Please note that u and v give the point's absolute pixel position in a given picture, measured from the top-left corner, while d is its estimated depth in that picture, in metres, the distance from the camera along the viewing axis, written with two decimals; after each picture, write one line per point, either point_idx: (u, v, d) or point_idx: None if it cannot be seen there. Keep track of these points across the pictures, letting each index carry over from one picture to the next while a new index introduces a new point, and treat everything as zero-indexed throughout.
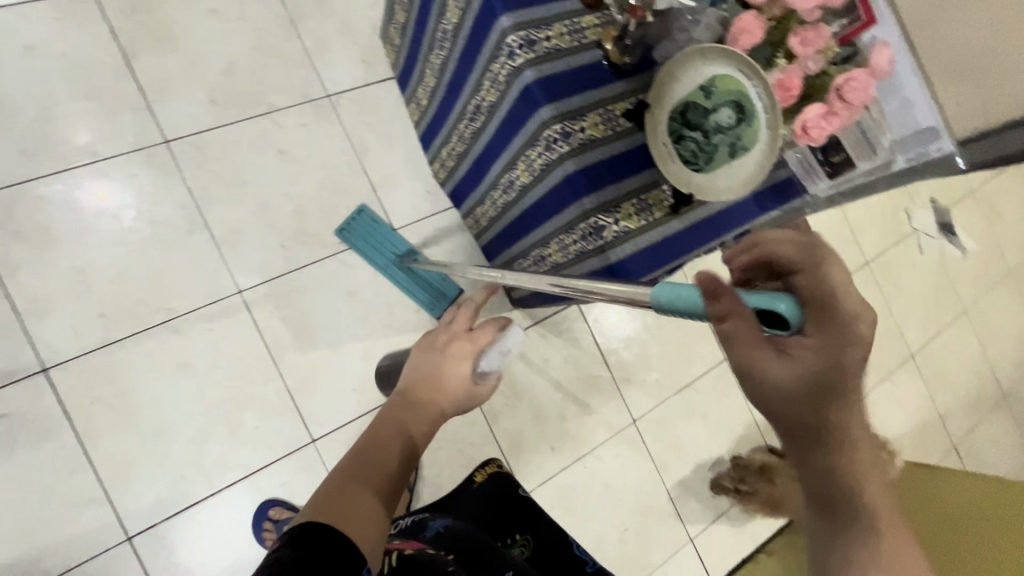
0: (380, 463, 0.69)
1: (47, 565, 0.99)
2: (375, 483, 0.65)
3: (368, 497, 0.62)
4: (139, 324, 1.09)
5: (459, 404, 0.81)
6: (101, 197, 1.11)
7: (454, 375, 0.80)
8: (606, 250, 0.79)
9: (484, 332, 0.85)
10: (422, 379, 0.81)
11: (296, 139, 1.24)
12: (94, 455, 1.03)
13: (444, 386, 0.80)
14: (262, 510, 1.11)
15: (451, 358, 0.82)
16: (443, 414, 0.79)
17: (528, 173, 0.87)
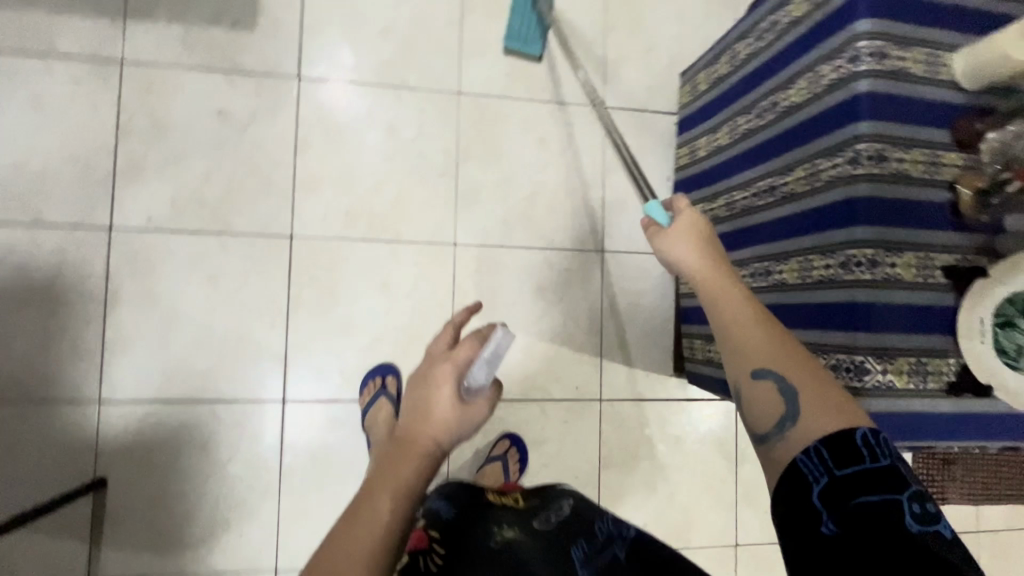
0: (371, 518, 0.59)
1: (220, 388, 1.15)
2: (363, 552, 0.57)
3: (357, 555, 0.56)
4: (370, 232, 1.22)
5: (458, 434, 0.72)
6: (339, 96, 1.22)
7: (444, 402, 0.72)
8: (858, 396, 0.72)
9: (465, 345, 0.76)
10: (413, 416, 0.71)
11: (560, 133, 1.30)
12: (290, 320, 1.18)
13: (443, 414, 0.71)
14: (379, 369, 1.18)
15: (442, 372, 0.73)
16: (441, 447, 0.69)
17: (798, 275, 0.83)
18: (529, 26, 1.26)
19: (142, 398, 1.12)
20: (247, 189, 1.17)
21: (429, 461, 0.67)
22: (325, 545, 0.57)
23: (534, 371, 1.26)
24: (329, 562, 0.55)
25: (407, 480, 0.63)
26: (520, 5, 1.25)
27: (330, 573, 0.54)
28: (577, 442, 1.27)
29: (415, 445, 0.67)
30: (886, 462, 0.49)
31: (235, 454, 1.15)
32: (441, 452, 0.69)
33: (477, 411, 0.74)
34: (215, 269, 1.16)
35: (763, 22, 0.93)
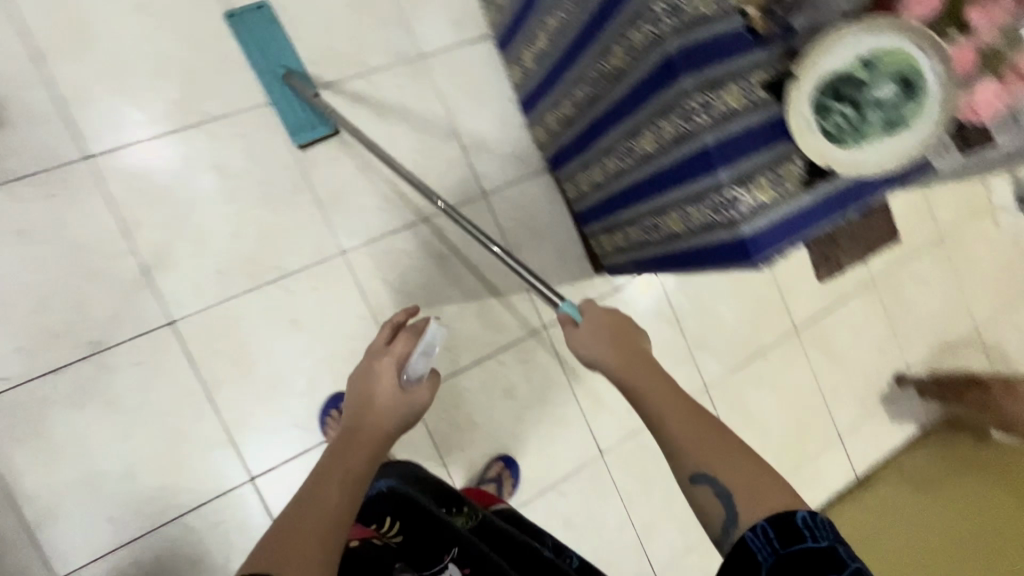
0: (324, 506, 0.64)
1: (181, 500, 1.07)
2: (323, 526, 0.61)
3: (314, 527, 0.61)
4: (252, 280, 1.14)
5: (398, 423, 0.77)
6: (147, 149, 1.09)
7: (387, 388, 0.79)
8: (738, 225, 0.81)
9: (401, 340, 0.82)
10: (359, 401, 0.77)
11: (392, 101, 1.24)
12: (218, 402, 1.10)
13: (384, 400, 0.78)
14: (334, 401, 1.16)
15: (380, 357, 0.81)
16: (388, 439, 0.76)
17: (655, 142, 0.88)
18: (293, 113, 1.16)
19: (102, 552, 1.03)
20: (98, 300, 1.05)
21: (378, 450, 0.74)
22: (279, 526, 0.61)
23: (475, 331, 1.28)
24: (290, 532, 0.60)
25: (353, 466, 0.70)
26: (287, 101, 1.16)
27: (294, 544, 0.58)
28: (542, 373, 1.33)
29: (367, 431, 0.74)
30: (829, 546, 0.53)
31: (230, 551, 1.10)
32: (388, 437, 0.76)
33: (419, 397, 0.79)
34: (109, 392, 1.05)
35: None
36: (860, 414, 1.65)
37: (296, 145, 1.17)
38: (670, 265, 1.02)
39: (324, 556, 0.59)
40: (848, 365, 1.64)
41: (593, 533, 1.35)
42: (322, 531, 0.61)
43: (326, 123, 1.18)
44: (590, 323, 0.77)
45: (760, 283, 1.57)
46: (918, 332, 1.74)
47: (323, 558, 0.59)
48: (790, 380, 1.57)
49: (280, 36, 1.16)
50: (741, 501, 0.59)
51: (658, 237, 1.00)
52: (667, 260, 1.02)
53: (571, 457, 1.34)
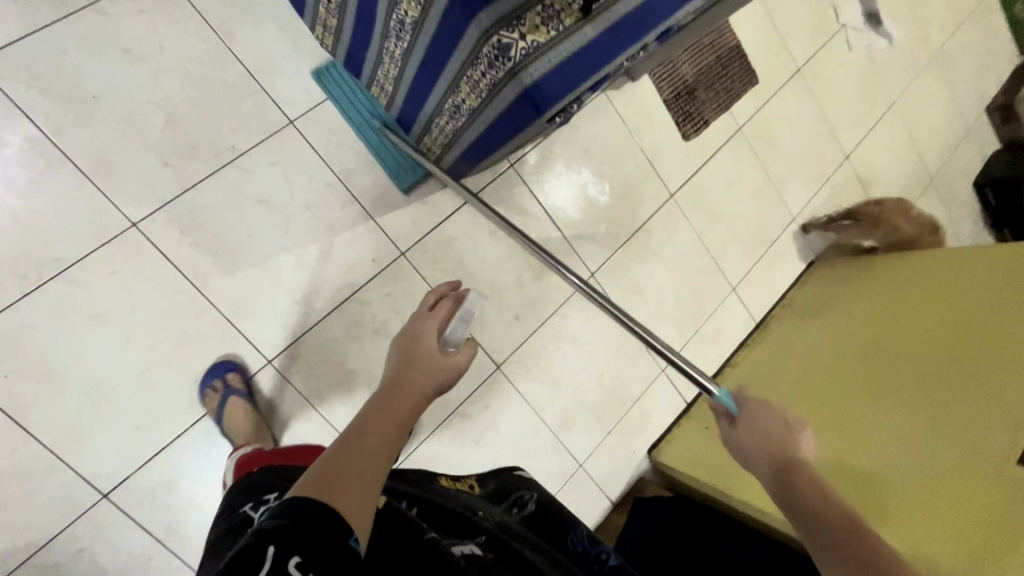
0: (364, 452, 0.59)
1: (25, 540, 0.95)
2: (359, 470, 0.57)
3: (359, 471, 0.57)
4: (27, 282, 0.96)
5: (436, 386, 0.72)
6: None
7: (432, 348, 0.74)
8: (518, 75, 0.70)
9: (444, 303, 0.79)
10: (395, 361, 0.73)
11: (139, 31, 1.02)
12: (33, 427, 0.95)
13: (422, 362, 0.73)
14: (219, 369, 1.06)
15: (425, 320, 0.77)
16: (423, 405, 0.70)
17: (416, 4, 0.75)
18: (393, 159, 1.20)
19: None
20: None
21: (413, 409, 0.68)
22: (325, 462, 0.57)
23: (325, 276, 1.15)
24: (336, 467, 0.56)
25: (396, 420, 0.65)
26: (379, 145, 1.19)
27: (341, 482, 0.54)
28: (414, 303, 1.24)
29: (408, 387, 0.69)
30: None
31: (107, 575, 1.00)
32: (423, 402, 0.70)
33: (460, 363, 0.74)
34: None
35: None
36: (750, 264, 1.67)
37: (399, 187, 1.21)
38: (489, 150, 0.91)
39: (364, 501, 0.54)
40: (730, 219, 1.64)
41: (508, 445, 1.33)
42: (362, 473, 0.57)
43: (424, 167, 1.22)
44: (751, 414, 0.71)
45: (628, 155, 1.50)
46: (792, 171, 1.75)
47: (364, 504, 0.54)
48: (676, 248, 1.56)
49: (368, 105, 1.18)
50: (822, 511, 0.65)
51: (465, 119, 0.89)
52: (483, 144, 0.91)
53: (466, 379, 1.29)
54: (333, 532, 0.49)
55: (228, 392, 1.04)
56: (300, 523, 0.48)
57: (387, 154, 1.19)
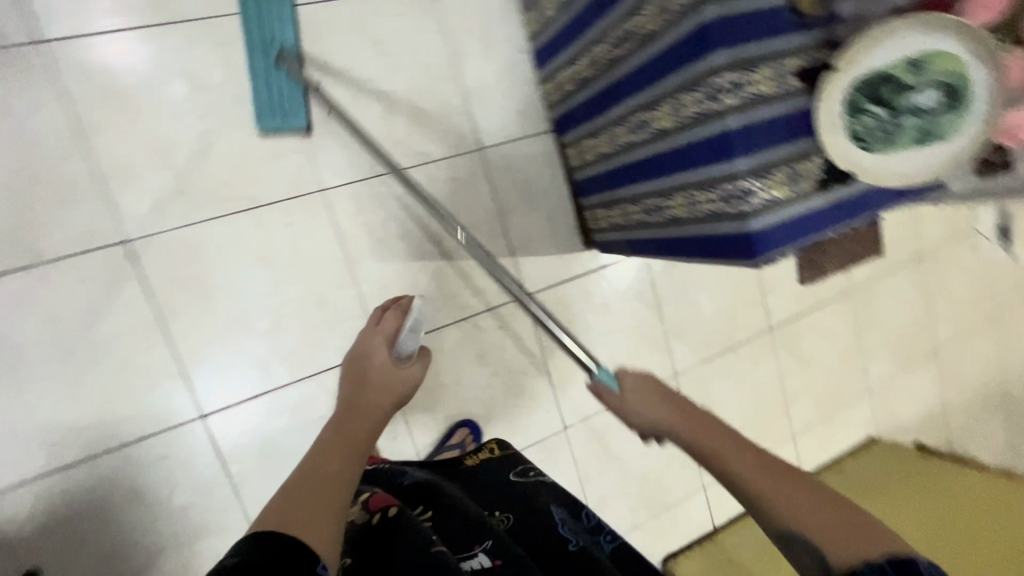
0: (331, 469, 0.69)
1: (123, 429, 1.01)
2: (331, 482, 0.68)
3: (327, 481, 0.68)
4: (220, 207, 1.05)
5: (397, 395, 0.80)
6: (188, 67, 1.02)
7: (382, 366, 0.80)
8: (745, 218, 0.77)
9: (389, 318, 0.83)
10: (356, 379, 0.80)
11: (394, 31, 1.14)
12: (172, 332, 1.03)
13: (378, 378, 0.79)
14: None
15: (373, 350, 0.81)
16: (386, 404, 0.79)
17: (672, 119, 0.83)
18: (279, 98, 1.06)
19: (33, 475, 0.97)
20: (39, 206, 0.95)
21: (376, 420, 0.77)
22: (293, 489, 0.66)
23: (454, 290, 1.23)
24: (303, 495, 0.65)
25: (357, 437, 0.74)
26: (256, 42, 1.04)
27: (304, 508, 0.63)
28: (517, 342, 1.30)
29: (364, 405, 0.77)
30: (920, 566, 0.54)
31: (176, 486, 1.05)
32: (384, 416, 0.78)
33: (411, 372, 0.81)
34: (50, 306, 0.96)
35: None
36: (816, 417, 1.69)
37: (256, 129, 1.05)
38: (668, 251, 0.98)
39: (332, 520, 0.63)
40: (814, 369, 1.67)
41: None
42: (331, 482, 0.68)
43: (300, 118, 1.07)
44: (631, 392, 0.72)
45: (746, 278, 1.55)
46: (884, 345, 1.78)
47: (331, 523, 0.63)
48: (756, 377, 1.59)
49: (291, 16, 1.05)
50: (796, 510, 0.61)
51: (660, 220, 0.95)
52: (666, 245, 0.97)
53: (533, 428, 1.33)
54: (306, 557, 0.58)
55: None
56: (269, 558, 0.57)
57: (265, 90, 1.05)
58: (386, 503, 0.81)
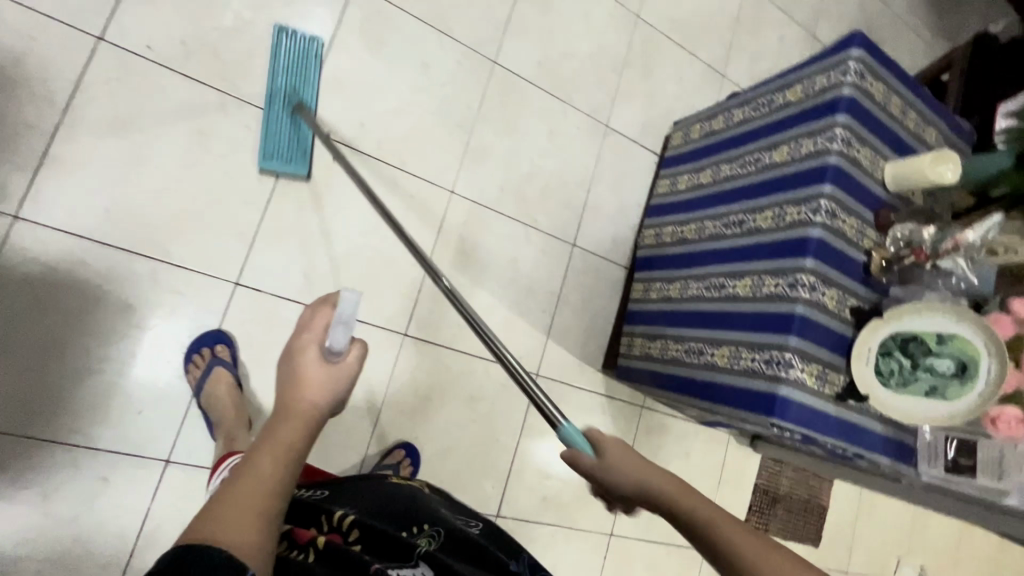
0: (260, 476, 0.56)
1: (170, 248, 1.04)
2: (257, 495, 0.54)
3: (252, 496, 0.54)
4: (375, 150, 1.22)
5: (335, 394, 0.66)
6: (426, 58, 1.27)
7: (315, 365, 0.66)
8: (780, 383, 0.92)
9: (318, 311, 0.68)
10: (285, 385, 0.65)
11: (566, 133, 1.44)
12: (270, 205, 1.11)
13: (313, 379, 0.65)
14: (211, 337, 1.05)
15: (302, 349, 0.67)
16: (323, 409, 0.65)
17: (749, 289, 1.04)
18: (289, 147, 1.11)
19: (70, 230, 0.97)
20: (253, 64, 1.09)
21: (305, 426, 0.63)
22: (215, 502, 0.53)
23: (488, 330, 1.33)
24: (221, 510, 0.52)
25: (290, 445, 0.60)
26: (277, 125, 1.10)
27: (221, 521, 0.51)
28: (506, 406, 1.34)
29: (290, 410, 0.63)
30: None
31: (163, 323, 1.03)
32: (319, 423, 0.65)
33: (350, 366, 0.67)
34: (207, 123, 1.07)
35: (765, 98, 1.18)
36: None
37: (257, 166, 1.09)
38: (690, 392, 1.11)
39: (256, 531, 0.51)
40: None
41: None
42: (256, 505, 0.53)
43: (302, 165, 1.12)
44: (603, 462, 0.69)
45: (706, 488, 1.62)
46: None
47: (255, 540, 0.51)
48: None
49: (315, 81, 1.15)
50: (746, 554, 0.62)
51: (697, 362, 1.10)
52: (690, 385, 1.11)
53: (470, 496, 1.29)
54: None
55: (213, 363, 1.03)
56: None
57: (278, 137, 1.10)
58: (312, 536, 0.71)
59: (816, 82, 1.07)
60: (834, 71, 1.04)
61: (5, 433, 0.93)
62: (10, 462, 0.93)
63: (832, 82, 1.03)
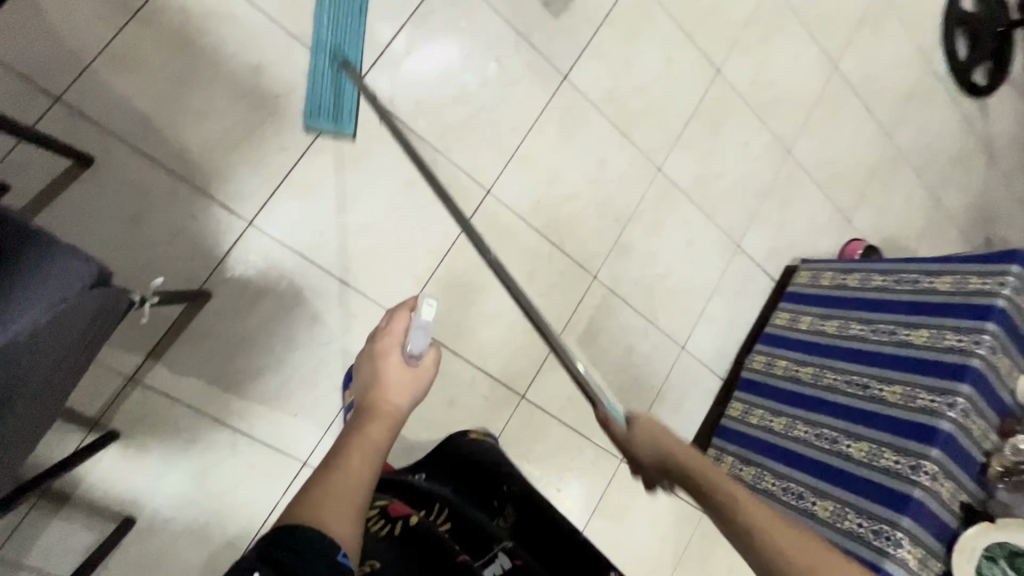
0: (349, 468, 0.56)
1: (359, 276, 1.16)
2: (351, 487, 0.54)
3: (346, 485, 0.54)
4: (542, 227, 1.33)
5: (413, 397, 0.69)
6: (604, 155, 1.39)
7: (397, 369, 0.70)
8: (886, 558, 1.00)
9: (396, 323, 0.74)
10: (368, 387, 0.69)
11: (703, 244, 1.54)
12: (447, 256, 1.24)
13: (394, 380, 0.69)
14: None
15: (384, 355, 0.72)
16: (403, 410, 0.67)
17: (864, 455, 1.11)
18: (332, 103, 1.11)
19: (288, 242, 1.10)
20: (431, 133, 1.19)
21: (384, 424, 0.63)
22: (301, 494, 0.52)
23: (591, 408, 1.41)
24: (317, 494, 0.51)
25: (373, 442, 0.60)
26: (318, 82, 1.10)
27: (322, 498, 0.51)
28: (589, 483, 1.41)
29: (373, 406, 0.65)
30: None
31: (335, 341, 1.14)
32: (400, 418, 0.66)
33: (425, 372, 0.71)
34: (417, 175, 1.20)
35: (909, 275, 1.26)
36: None
37: (302, 124, 1.09)
38: None
39: (352, 525, 0.50)
40: None
41: None
42: (347, 492, 0.53)
43: (347, 126, 1.12)
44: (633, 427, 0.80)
45: None
46: None
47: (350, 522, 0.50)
48: None
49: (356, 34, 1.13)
50: None
51: (795, 504, 1.18)
52: None
53: None
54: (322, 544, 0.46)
55: None
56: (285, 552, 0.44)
57: (318, 90, 1.10)
58: (407, 512, 0.71)
59: (969, 280, 1.15)
60: (992, 278, 1.11)
61: (187, 406, 1.03)
62: (184, 434, 1.03)
63: (986, 287, 1.11)
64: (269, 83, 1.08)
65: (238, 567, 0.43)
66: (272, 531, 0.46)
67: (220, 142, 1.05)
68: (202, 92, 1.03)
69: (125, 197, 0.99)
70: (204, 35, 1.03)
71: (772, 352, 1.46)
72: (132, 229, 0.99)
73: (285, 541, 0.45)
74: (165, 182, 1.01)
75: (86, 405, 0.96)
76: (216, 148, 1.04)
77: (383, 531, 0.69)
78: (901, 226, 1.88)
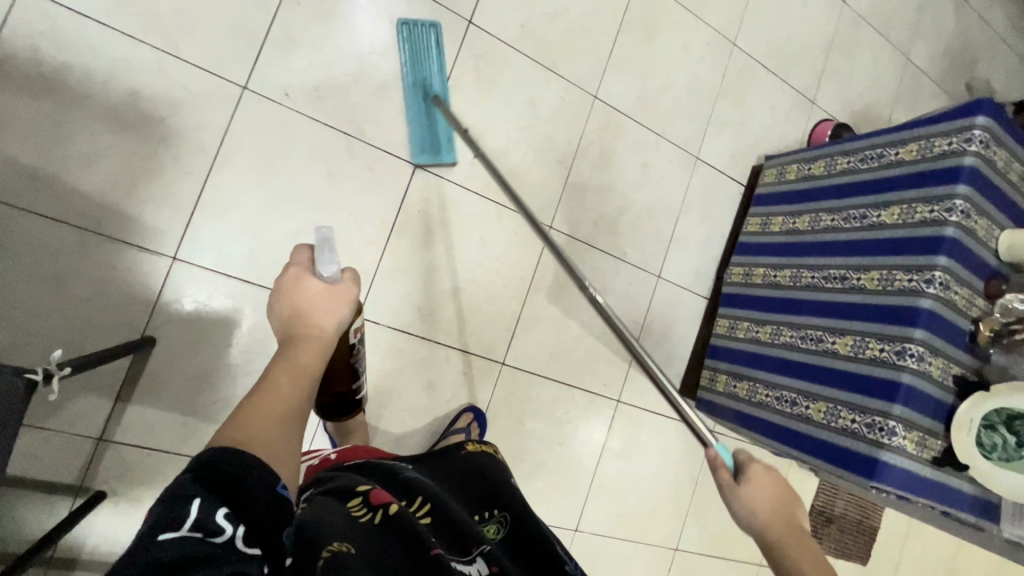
0: (274, 394, 0.54)
1: None
2: (281, 412, 0.53)
3: (278, 410, 0.53)
4: (484, 189, 1.27)
5: (340, 318, 0.64)
6: (533, 96, 1.30)
7: (312, 296, 0.63)
8: (882, 448, 0.98)
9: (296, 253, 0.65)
10: (286, 320, 0.62)
11: (659, 165, 1.46)
12: (389, 243, 1.19)
13: (315, 305, 0.63)
14: None
15: (291, 285, 0.63)
16: (331, 333, 0.63)
17: (850, 349, 1.08)
18: (430, 137, 1.20)
19: (219, 269, 1.06)
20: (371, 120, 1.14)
21: (314, 351, 0.60)
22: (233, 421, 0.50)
23: (577, 359, 1.39)
24: (247, 421, 0.50)
25: (307, 367, 0.59)
26: (417, 109, 1.18)
27: (255, 425, 0.50)
28: (588, 429, 1.41)
29: (298, 338, 0.60)
30: None
31: None
32: (331, 343, 0.63)
33: (348, 292, 0.65)
34: (337, 167, 1.14)
35: (873, 151, 1.17)
36: None
37: (410, 160, 1.19)
38: (782, 438, 1.17)
39: (286, 451, 0.50)
40: None
41: None
42: (280, 418, 0.52)
43: (449, 155, 1.21)
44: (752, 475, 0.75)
45: None
46: None
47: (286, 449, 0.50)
48: None
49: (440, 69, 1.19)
50: None
51: (789, 412, 1.16)
52: (783, 433, 1.17)
53: (553, 512, 1.36)
54: (260, 472, 0.45)
55: None
56: (222, 477, 0.44)
57: (418, 132, 1.18)
58: (387, 502, 0.70)
59: (935, 144, 1.07)
60: (958, 136, 1.03)
61: (165, 452, 1.03)
62: (169, 477, 1.04)
63: (953, 148, 1.03)
64: (151, 106, 1.01)
65: (179, 495, 0.42)
66: (208, 454, 0.45)
67: (117, 181, 0.99)
68: (84, 133, 0.97)
69: (37, 262, 0.95)
70: (66, 72, 0.96)
71: (749, 262, 1.41)
72: (53, 291, 0.96)
73: (225, 463, 0.44)
74: (72, 237, 0.97)
75: (65, 473, 0.97)
76: (115, 188, 0.99)
77: (364, 518, 0.68)
78: (872, 95, 1.76)
